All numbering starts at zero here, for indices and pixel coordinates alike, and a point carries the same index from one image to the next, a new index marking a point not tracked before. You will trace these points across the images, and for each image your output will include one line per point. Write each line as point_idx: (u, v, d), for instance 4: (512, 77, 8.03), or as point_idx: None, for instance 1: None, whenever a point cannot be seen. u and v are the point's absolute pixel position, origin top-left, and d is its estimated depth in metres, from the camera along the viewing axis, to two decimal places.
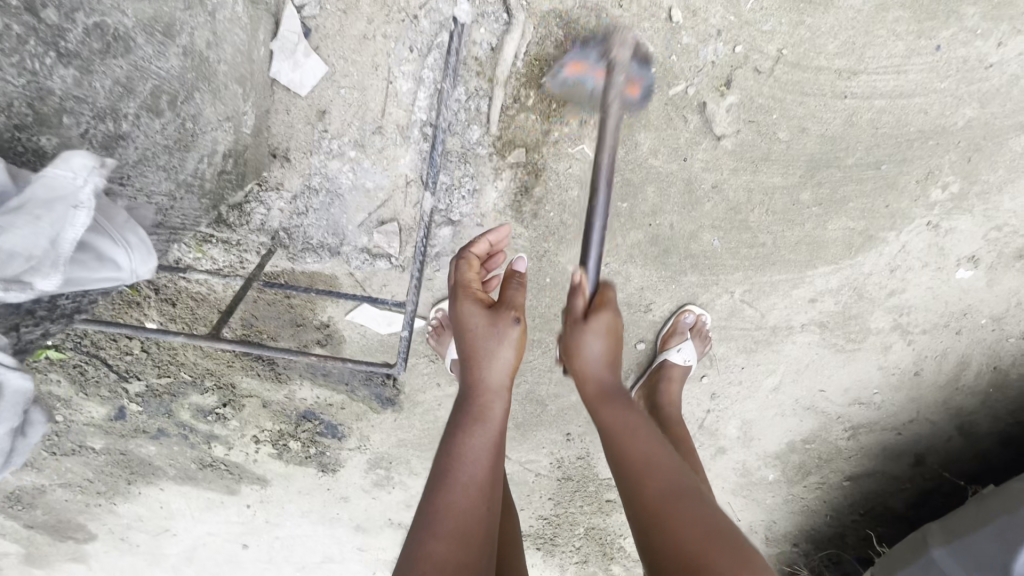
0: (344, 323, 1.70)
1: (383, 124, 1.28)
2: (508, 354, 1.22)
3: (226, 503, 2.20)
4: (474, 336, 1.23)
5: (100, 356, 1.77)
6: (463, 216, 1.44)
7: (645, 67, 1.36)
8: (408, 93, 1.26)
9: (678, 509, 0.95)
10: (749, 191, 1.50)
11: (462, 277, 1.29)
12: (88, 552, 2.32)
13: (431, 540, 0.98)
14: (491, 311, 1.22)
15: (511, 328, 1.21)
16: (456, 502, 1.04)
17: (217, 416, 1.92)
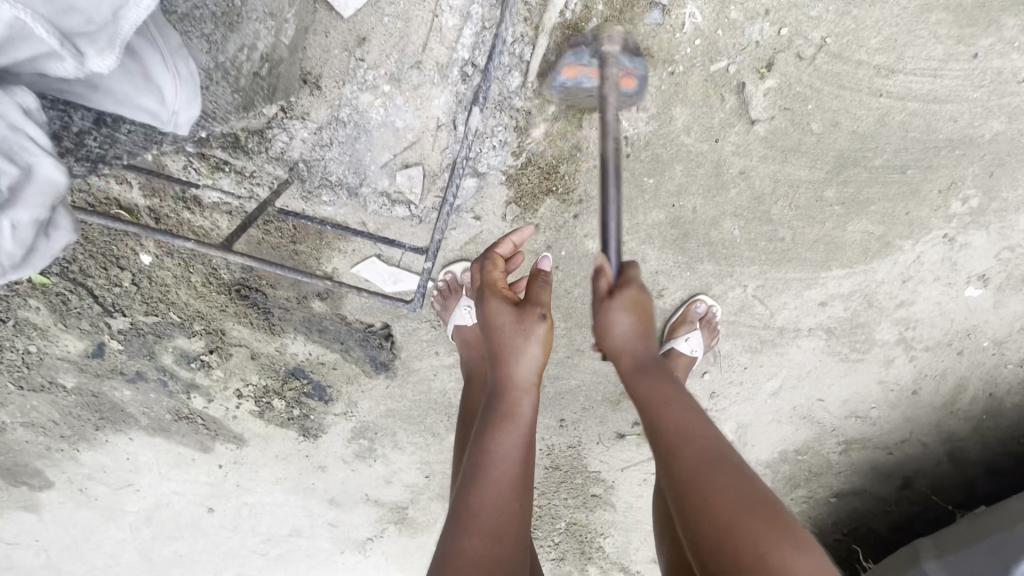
0: (347, 276, 1.64)
1: (422, 60, 1.23)
2: (538, 350, 1.17)
3: (196, 462, 2.09)
4: (504, 334, 1.18)
5: (85, 285, 1.67)
6: (490, 168, 1.42)
7: (634, 59, 1.25)
8: (453, 30, 1.21)
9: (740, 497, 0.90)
10: (775, 181, 1.50)
11: (489, 274, 1.25)
12: (41, 501, 2.18)
13: (471, 540, 0.99)
14: (520, 309, 1.17)
15: (539, 325, 1.16)
16: (490, 503, 1.04)
17: (201, 364, 1.84)
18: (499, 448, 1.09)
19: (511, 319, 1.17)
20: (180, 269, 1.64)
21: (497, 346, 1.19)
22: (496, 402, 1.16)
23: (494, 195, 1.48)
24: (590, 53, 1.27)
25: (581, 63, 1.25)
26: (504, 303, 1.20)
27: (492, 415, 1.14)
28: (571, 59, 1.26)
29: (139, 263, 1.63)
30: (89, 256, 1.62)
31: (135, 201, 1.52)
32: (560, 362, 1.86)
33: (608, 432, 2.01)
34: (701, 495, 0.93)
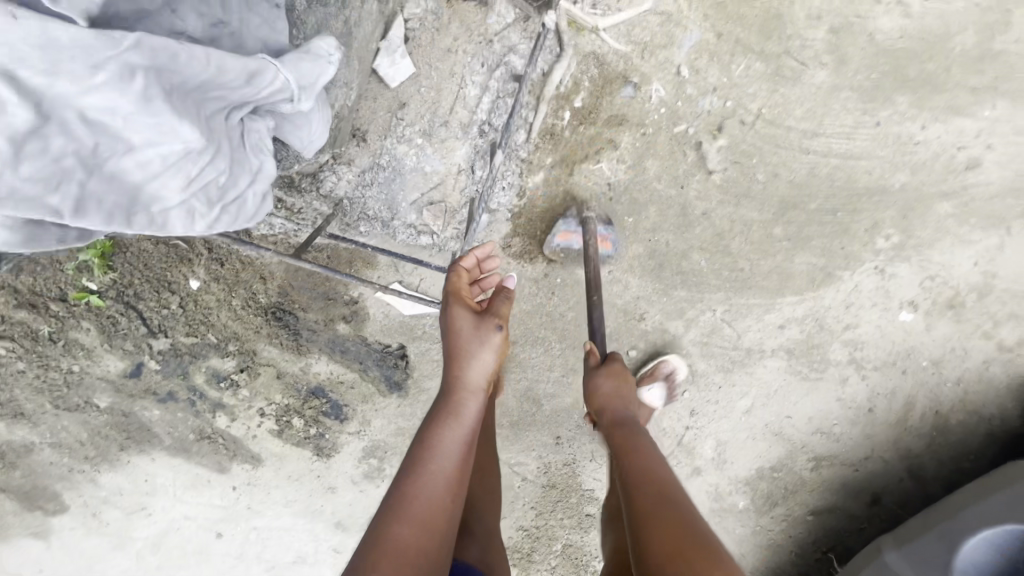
0: (371, 299, 1.90)
1: (449, 120, 1.55)
2: (490, 357, 1.35)
3: (212, 483, 2.21)
4: (462, 338, 1.37)
5: (136, 308, 1.88)
6: (499, 205, 1.73)
7: (609, 227, 1.78)
8: (474, 98, 1.54)
9: (675, 524, 1.03)
10: (731, 221, 1.82)
11: (456, 285, 1.46)
12: (54, 528, 2.25)
13: (400, 528, 1.05)
14: (477, 317, 1.38)
15: (494, 333, 1.36)
16: (425, 492, 1.13)
17: (230, 383, 2.02)
18: (438, 443, 1.21)
19: (468, 324, 1.36)
20: (224, 293, 1.87)
21: (452, 351, 1.36)
22: (444, 405, 1.30)
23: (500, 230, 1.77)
24: (575, 219, 1.75)
25: (571, 230, 1.76)
26: (466, 311, 1.40)
27: (437, 416, 1.28)
28: (563, 228, 1.75)
29: (188, 289, 1.86)
30: (144, 281, 1.84)
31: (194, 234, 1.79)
32: (556, 381, 2.07)
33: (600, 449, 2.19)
34: (647, 524, 1.05)
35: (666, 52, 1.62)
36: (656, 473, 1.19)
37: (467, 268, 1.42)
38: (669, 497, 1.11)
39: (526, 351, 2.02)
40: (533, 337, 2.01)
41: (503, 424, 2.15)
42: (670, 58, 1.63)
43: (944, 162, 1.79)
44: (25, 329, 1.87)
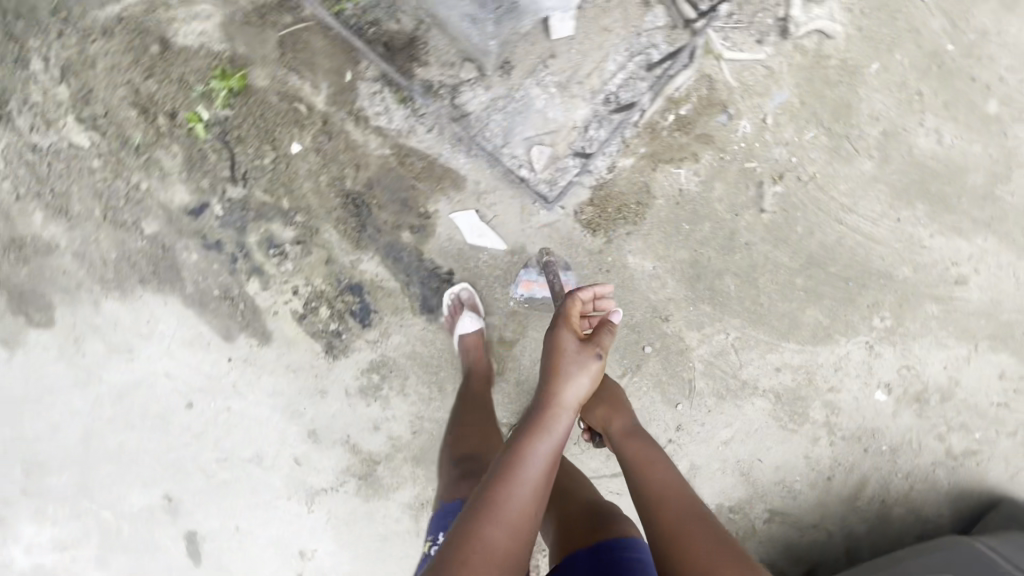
0: (443, 219, 2.06)
1: (583, 82, 1.87)
2: (584, 380, 1.58)
3: (211, 348, 2.19)
4: (565, 359, 1.60)
5: (230, 151, 1.98)
6: (594, 167, 1.97)
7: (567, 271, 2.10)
8: (608, 72, 1.86)
9: (694, 528, 1.46)
10: (765, 259, 2.11)
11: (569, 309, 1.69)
12: (26, 341, 2.15)
13: (499, 526, 1.30)
14: (581, 343, 1.64)
15: (594, 360, 1.60)
16: (518, 496, 1.36)
17: (279, 253, 2.09)
18: (533, 452, 1.45)
19: (574, 346, 1.63)
20: (318, 166, 2.01)
21: (553, 372, 1.60)
22: (538, 418, 1.53)
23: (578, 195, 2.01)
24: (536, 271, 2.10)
25: (533, 280, 2.11)
26: (573, 334, 1.65)
27: (533, 427, 1.51)
28: (525, 278, 2.11)
29: (287, 151, 1.99)
30: (251, 129, 1.96)
31: (317, 104, 1.96)
32: None
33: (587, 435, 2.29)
34: (676, 525, 1.48)
35: (761, 99, 1.95)
36: (674, 482, 1.62)
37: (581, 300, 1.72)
38: (680, 493, 1.59)
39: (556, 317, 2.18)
40: None
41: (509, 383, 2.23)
42: (762, 105, 1.96)
43: (941, 270, 2.15)
44: (117, 131, 1.93)
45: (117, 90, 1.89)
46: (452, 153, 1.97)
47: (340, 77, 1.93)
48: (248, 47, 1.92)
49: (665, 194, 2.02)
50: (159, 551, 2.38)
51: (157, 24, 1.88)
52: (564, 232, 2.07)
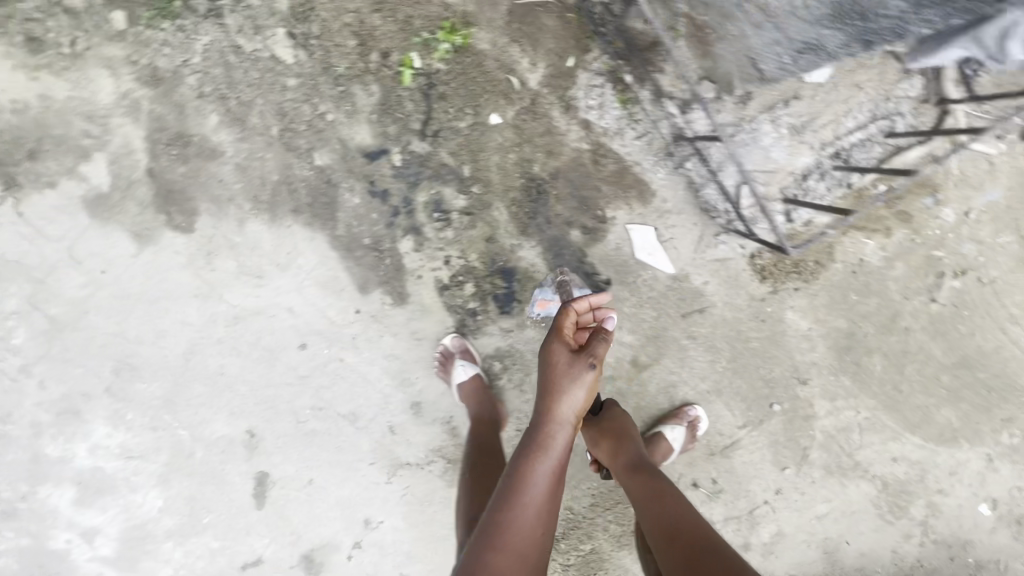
0: (617, 228, 2.00)
1: (819, 129, 1.74)
2: (580, 394, 1.51)
3: (342, 295, 2.11)
4: (557, 373, 1.53)
5: (429, 105, 1.92)
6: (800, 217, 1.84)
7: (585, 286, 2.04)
8: (847, 126, 1.74)
9: (703, 561, 1.30)
10: (919, 348, 2.08)
11: (561, 323, 1.59)
12: (160, 241, 2.06)
13: (504, 556, 1.30)
14: (573, 354, 1.55)
15: (589, 372, 1.51)
16: (520, 521, 1.36)
17: (443, 219, 2.02)
18: (536, 475, 1.43)
19: (565, 359, 1.54)
20: (511, 143, 1.95)
21: (547, 391, 1.53)
22: (538, 442, 1.49)
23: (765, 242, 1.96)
24: (552, 286, 2.03)
25: (547, 298, 2.04)
26: (565, 348, 1.56)
27: (533, 451, 1.47)
28: (540, 297, 2.05)
29: (486, 120, 1.93)
30: (457, 89, 1.90)
31: (531, 82, 1.90)
32: (699, 393, 2.15)
33: (687, 476, 2.24)
34: (690, 560, 1.32)
35: (966, 194, 1.95)
36: (686, 515, 1.46)
37: (573, 311, 1.61)
38: (691, 519, 1.44)
39: (695, 352, 2.12)
40: (711, 344, 2.11)
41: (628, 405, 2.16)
42: (964, 198, 1.96)
43: None
44: (325, 57, 1.87)
45: (339, 16, 1.83)
46: (655, 166, 1.91)
47: (562, 61, 1.88)
48: (479, 8, 1.86)
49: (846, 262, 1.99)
50: (225, 483, 2.29)
51: None
52: (733, 272, 2.02)
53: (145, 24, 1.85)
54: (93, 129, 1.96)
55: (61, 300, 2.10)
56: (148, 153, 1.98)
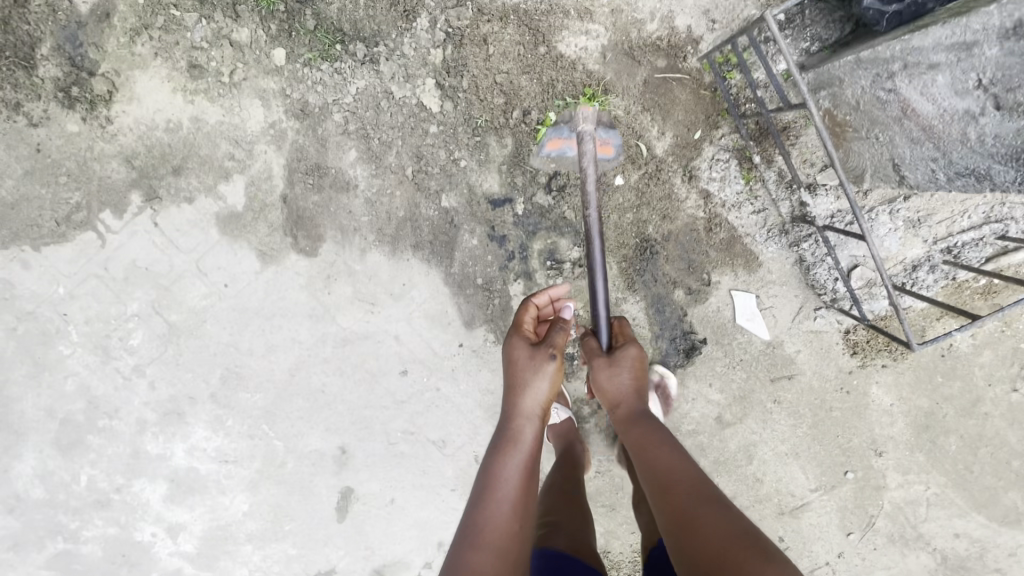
0: (721, 292, 2.10)
1: (933, 225, 1.84)
2: (543, 386, 1.57)
3: (448, 328, 2.21)
4: (518, 367, 1.60)
5: (558, 161, 2.03)
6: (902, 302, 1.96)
7: (610, 130, 1.94)
8: (961, 224, 1.83)
9: (700, 519, 1.15)
10: (995, 433, 2.17)
11: (519, 318, 1.74)
12: (283, 262, 2.17)
13: (479, 547, 1.20)
14: (532, 348, 1.63)
15: (549, 363, 1.58)
16: (496, 513, 1.29)
17: (556, 267, 2.13)
18: (508, 467, 1.39)
19: (525, 352, 1.63)
20: (630, 204, 2.05)
21: (513, 391, 1.58)
22: (510, 437, 1.47)
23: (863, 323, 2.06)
24: (567, 128, 1.92)
25: (561, 136, 1.93)
26: (523, 343, 1.65)
27: (506, 446, 1.45)
28: (552, 135, 1.93)
29: (610, 180, 2.04)
30: None
31: (657, 149, 2.01)
32: (778, 454, 2.24)
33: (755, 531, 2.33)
34: (688, 523, 1.17)
35: None
36: (680, 467, 1.30)
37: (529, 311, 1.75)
38: (700, 487, 1.23)
39: (779, 415, 2.21)
40: (795, 409, 2.19)
41: (708, 459, 2.25)
42: None
43: None
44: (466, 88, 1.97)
45: (488, 73, 1.94)
46: (767, 241, 2.01)
47: (688, 133, 1.99)
48: (616, 76, 1.98)
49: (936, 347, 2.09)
50: (311, 494, 2.35)
51: (547, 26, 1.93)
52: (826, 344, 2.12)
53: (304, 62, 1.97)
54: (238, 153, 2.08)
55: (182, 307, 2.21)
56: (285, 180, 2.10)
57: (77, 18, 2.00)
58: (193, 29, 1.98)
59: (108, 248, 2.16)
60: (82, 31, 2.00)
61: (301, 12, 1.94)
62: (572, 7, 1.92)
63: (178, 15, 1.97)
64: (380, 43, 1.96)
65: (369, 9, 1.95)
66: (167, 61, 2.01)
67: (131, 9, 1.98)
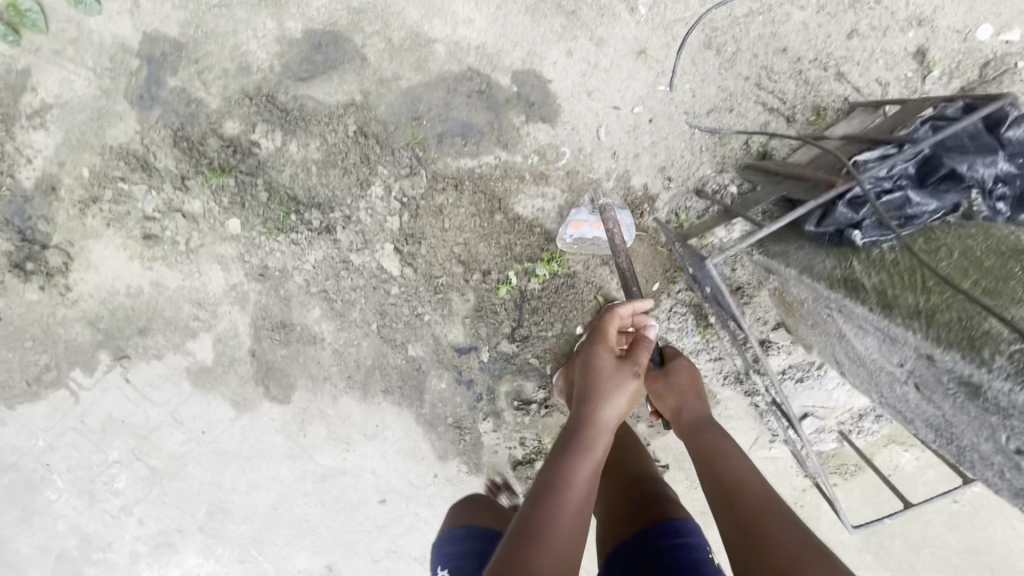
0: None
1: None
2: (622, 401, 1.44)
3: (423, 460, 2.30)
4: (602, 378, 1.48)
5: (520, 314, 2.05)
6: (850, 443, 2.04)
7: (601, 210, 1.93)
8: None
9: (781, 534, 1.11)
10: (934, 535, 2.34)
11: (607, 326, 1.60)
12: (258, 409, 2.22)
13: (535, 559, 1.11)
14: (619, 361, 1.53)
15: (631, 380, 1.47)
16: (569, 508, 1.22)
17: (523, 406, 2.20)
18: (582, 468, 1.30)
19: (611, 362, 1.52)
20: None
21: (589, 391, 1.47)
22: (586, 429, 1.39)
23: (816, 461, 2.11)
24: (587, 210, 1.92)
25: (582, 220, 1.93)
26: (609, 354, 1.54)
27: (588, 433, 1.38)
28: (575, 217, 1.92)
29: (572, 329, 2.07)
30: (547, 303, 2.03)
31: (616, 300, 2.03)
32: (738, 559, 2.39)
33: None
34: (762, 530, 1.13)
35: None
36: (750, 478, 1.29)
37: (616, 314, 1.62)
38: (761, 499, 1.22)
39: None
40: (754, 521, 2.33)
41: None
42: None
43: None
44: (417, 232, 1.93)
45: (446, 238, 1.95)
46: (724, 385, 2.07)
47: (646, 284, 2.02)
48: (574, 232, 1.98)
49: (887, 468, 2.20)
50: None
51: (503, 190, 1.92)
52: (780, 467, 2.23)
53: (259, 231, 1.95)
54: (202, 313, 2.10)
55: (162, 453, 2.28)
56: (252, 336, 2.13)
57: (21, 192, 1.95)
58: (143, 201, 1.94)
59: (83, 403, 2.21)
60: (28, 205, 1.96)
61: (252, 183, 1.90)
62: (528, 171, 1.90)
63: (125, 188, 1.93)
64: (335, 210, 1.94)
65: (321, 177, 1.91)
66: (119, 231, 1.98)
67: (76, 182, 1.93)
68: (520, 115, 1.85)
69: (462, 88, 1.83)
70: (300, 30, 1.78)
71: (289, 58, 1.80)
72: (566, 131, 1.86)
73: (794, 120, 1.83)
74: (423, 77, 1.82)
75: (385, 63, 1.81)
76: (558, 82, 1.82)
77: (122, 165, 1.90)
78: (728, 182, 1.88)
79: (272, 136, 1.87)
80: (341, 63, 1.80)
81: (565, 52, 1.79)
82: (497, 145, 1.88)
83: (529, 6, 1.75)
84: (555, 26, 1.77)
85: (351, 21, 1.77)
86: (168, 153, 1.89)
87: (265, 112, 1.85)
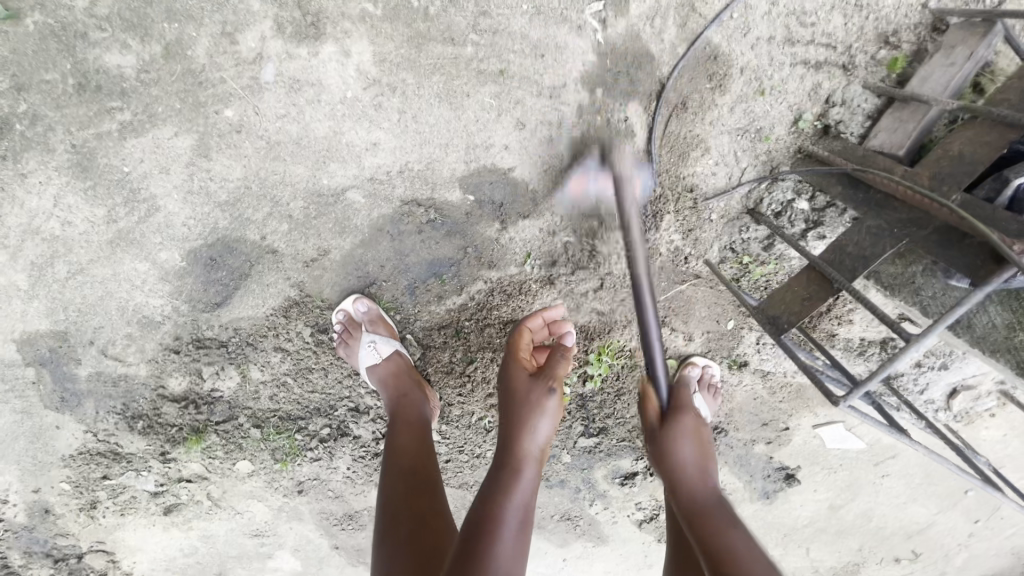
0: (801, 430, 1.91)
1: None
2: (546, 425, 1.21)
3: (546, 554, 2.09)
4: (515, 397, 1.25)
5: (588, 412, 1.74)
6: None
7: None
8: None
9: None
10: None
11: (516, 348, 1.37)
12: None
13: None
14: (531, 376, 1.29)
15: (549, 397, 1.23)
16: (506, 545, 0.97)
17: (626, 479, 1.91)
18: (519, 489, 1.09)
19: (524, 381, 1.28)
20: None
21: (514, 406, 1.24)
22: (514, 452, 1.16)
23: (981, 420, 1.78)
24: None
25: None
26: (521, 372, 1.31)
27: (516, 459, 1.14)
28: None
29: None
30: (613, 393, 1.71)
31: (693, 355, 1.66)
32: (912, 511, 2.14)
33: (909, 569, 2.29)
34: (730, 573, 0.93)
35: None
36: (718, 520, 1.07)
37: (529, 328, 1.43)
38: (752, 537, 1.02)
39: (900, 486, 2.08)
40: (916, 476, 2.06)
41: (847, 541, 2.19)
42: None
43: None
44: (419, 370, 1.52)
45: (474, 390, 1.56)
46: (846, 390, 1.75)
47: (719, 324, 1.62)
48: (613, 311, 1.55)
49: None
50: None
51: (513, 310, 1.49)
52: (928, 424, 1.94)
53: (269, 461, 1.65)
54: (265, 538, 1.85)
55: None
56: (325, 534, 1.87)
57: (21, 526, 1.71)
58: (142, 484, 1.67)
59: None
60: (37, 532, 1.73)
61: (236, 428, 1.58)
62: (532, 279, 1.46)
63: (116, 482, 1.65)
64: (338, 407, 1.60)
65: (305, 387, 1.56)
66: (137, 515, 1.73)
67: (64, 495, 1.67)
68: (493, 223, 1.38)
69: (407, 227, 1.36)
70: (180, 257, 1.33)
71: (188, 289, 1.37)
72: (557, 216, 1.38)
73: (855, 68, 1.26)
74: (353, 237, 1.36)
75: (299, 243, 1.35)
76: (521, 165, 1.31)
77: (96, 464, 1.61)
78: (790, 196, 1.35)
79: (225, 374, 1.50)
80: (250, 268, 1.36)
81: (515, 125, 1.26)
82: (481, 267, 1.43)
83: (439, 92, 1.21)
84: (487, 100, 1.23)
85: (231, 217, 1.29)
86: (132, 437, 1.57)
87: (201, 356, 1.46)
